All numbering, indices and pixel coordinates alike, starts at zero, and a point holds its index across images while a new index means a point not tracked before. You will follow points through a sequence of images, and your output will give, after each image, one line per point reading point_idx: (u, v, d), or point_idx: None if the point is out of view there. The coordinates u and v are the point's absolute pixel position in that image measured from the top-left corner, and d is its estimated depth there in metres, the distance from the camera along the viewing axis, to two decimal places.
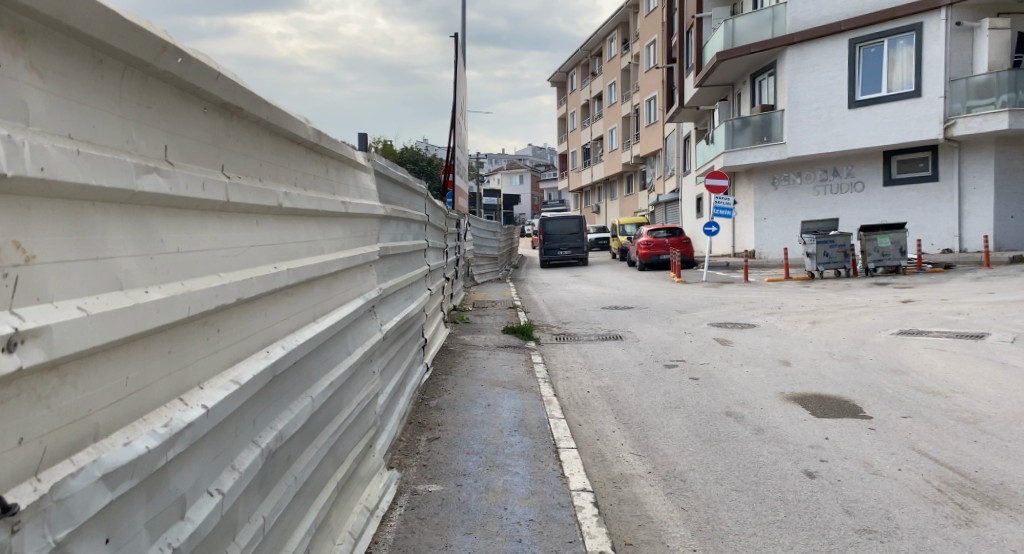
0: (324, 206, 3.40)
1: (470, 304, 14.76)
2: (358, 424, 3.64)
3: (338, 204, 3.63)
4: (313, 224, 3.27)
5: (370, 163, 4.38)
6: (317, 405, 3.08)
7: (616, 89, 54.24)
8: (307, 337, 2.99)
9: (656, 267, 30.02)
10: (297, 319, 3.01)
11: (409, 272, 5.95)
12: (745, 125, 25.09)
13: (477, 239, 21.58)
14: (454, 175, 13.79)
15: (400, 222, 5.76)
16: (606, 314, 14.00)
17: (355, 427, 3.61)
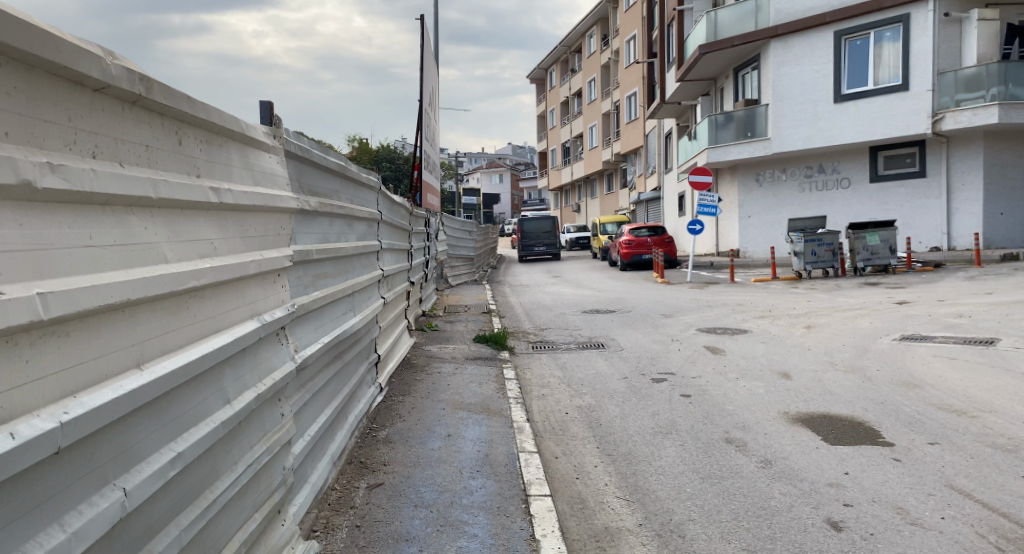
0: (158, 191, 2.46)
1: (442, 309, 13.86)
2: (235, 503, 2.77)
3: (195, 191, 2.70)
4: (127, 214, 2.33)
5: (272, 143, 3.43)
6: (137, 503, 2.21)
7: (596, 86, 53.48)
8: (108, 403, 2.10)
9: (639, 267, 29.25)
10: (92, 380, 2.12)
11: (348, 280, 5.01)
12: (728, 120, 24.33)
13: (453, 239, 20.71)
14: (423, 171, 12.87)
15: (337, 221, 4.81)
16: (586, 319, 13.12)
17: (231, 502, 2.77)
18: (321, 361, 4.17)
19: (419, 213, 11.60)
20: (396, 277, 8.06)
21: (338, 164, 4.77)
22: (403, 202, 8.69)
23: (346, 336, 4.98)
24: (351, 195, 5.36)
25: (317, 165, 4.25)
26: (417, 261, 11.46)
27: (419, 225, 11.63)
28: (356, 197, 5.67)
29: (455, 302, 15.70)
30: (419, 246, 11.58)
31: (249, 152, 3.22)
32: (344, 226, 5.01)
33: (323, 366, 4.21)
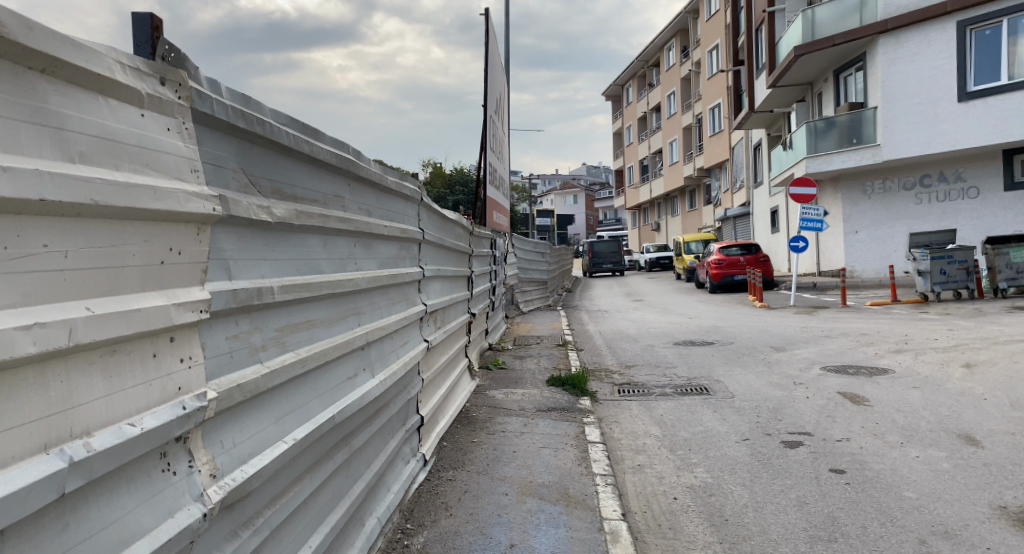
0: None
1: (514, 341, 12.33)
2: None
3: None
4: None
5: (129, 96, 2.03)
6: None
7: (675, 100, 51.60)
8: None
9: (728, 289, 27.14)
10: None
11: (360, 325, 3.47)
12: (830, 126, 23.45)
13: (524, 262, 19.17)
14: (493, 185, 11.48)
15: (340, 239, 3.27)
16: (683, 352, 11.42)
17: None
18: (290, 465, 2.67)
19: (485, 230, 10.11)
20: (449, 311, 6.43)
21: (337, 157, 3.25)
22: (458, 217, 7.07)
23: (361, 407, 3.44)
24: (370, 200, 3.79)
25: (293, 153, 2.83)
26: (481, 289, 9.87)
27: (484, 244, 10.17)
28: (386, 205, 4.11)
29: (526, 331, 14.14)
30: (483, 268, 10.08)
31: (51, 92, 1.82)
32: (353, 245, 3.48)
33: (296, 471, 2.72)
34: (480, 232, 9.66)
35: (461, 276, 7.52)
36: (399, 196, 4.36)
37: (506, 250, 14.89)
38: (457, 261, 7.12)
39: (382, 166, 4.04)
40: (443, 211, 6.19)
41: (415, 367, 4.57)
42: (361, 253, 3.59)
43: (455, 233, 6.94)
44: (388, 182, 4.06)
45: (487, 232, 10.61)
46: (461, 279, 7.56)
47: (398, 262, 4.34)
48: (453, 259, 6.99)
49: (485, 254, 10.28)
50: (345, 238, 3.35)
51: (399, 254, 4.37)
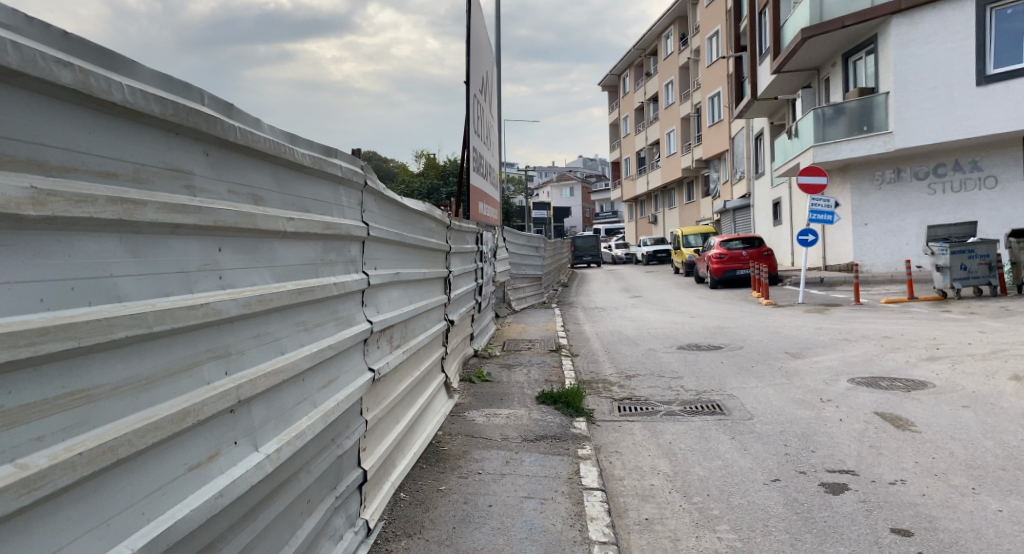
0: None
1: (503, 345, 11.25)
2: None
3: None
4: None
5: None
6: None
7: (673, 90, 50.55)
8: None
9: (729, 284, 26.12)
10: None
11: (206, 377, 2.41)
12: (839, 113, 22.80)
13: (517, 257, 18.11)
14: (480, 171, 10.43)
15: (145, 239, 2.18)
16: (690, 358, 10.35)
17: None
18: None
19: (467, 224, 9.03)
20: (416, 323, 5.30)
21: (133, 108, 2.12)
22: (426, 208, 5.93)
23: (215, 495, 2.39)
24: (238, 178, 2.66)
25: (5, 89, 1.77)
26: (464, 289, 8.79)
27: (467, 238, 9.11)
28: (285, 186, 2.99)
29: (517, 334, 13.05)
30: (466, 266, 8.99)
31: None
32: (192, 244, 2.39)
33: None
34: (462, 224, 8.56)
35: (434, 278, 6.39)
36: (312, 177, 3.21)
37: (495, 245, 13.79)
38: (427, 261, 5.99)
39: (274, 133, 2.91)
40: (406, 201, 5.08)
41: (346, 408, 3.45)
42: (211, 255, 2.49)
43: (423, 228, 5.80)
44: (285, 153, 2.92)
45: (471, 225, 9.51)
46: (433, 281, 6.44)
47: (315, 266, 3.19)
48: (423, 259, 5.87)
49: (468, 250, 9.19)
50: (162, 235, 2.26)
51: (317, 254, 3.22)
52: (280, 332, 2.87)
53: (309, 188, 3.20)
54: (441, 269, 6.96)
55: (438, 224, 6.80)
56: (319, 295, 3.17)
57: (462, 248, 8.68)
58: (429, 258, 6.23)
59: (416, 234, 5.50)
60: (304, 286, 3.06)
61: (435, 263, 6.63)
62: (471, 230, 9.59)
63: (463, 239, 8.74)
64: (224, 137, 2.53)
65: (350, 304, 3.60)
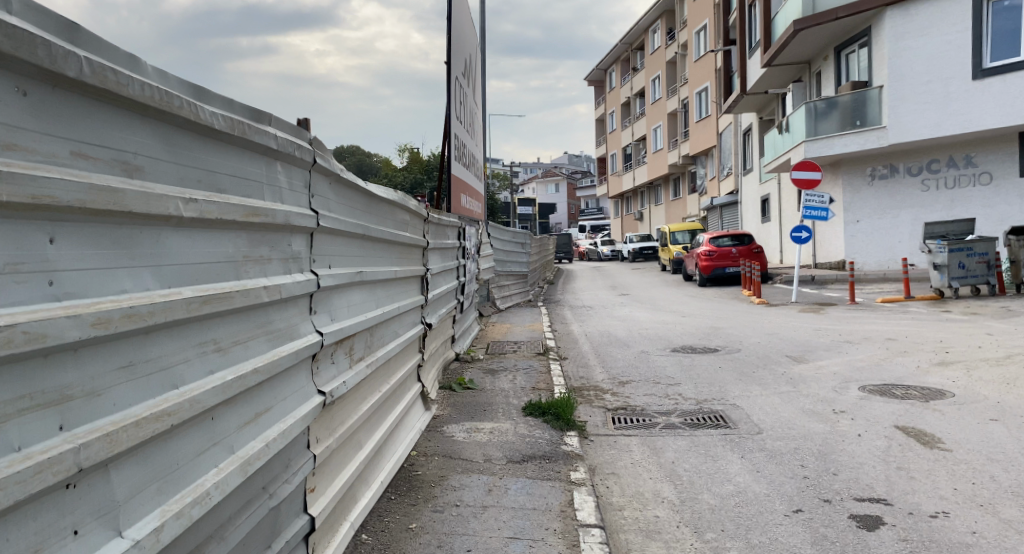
0: None
1: (486, 347, 10.57)
2: None
3: None
4: None
5: None
6: None
7: (660, 85, 50.00)
8: None
9: (719, 282, 25.56)
10: None
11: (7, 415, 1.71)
12: (831, 108, 22.23)
13: (501, 254, 17.41)
14: (463, 161, 9.74)
15: None
16: (685, 362, 9.69)
17: None
18: None
19: (446, 217, 8.32)
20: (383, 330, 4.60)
21: None
22: (399, 198, 5.23)
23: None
24: (89, 135, 1.98)
25: None
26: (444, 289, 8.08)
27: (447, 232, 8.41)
28: (174, 151, 2.29)
29: (501, 334, 12.39)
30: (446, 263, 8.27)
31: None
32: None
33: None
34: (441, 216, 7.83)
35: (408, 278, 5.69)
36: (223, 145, 2.52)
37: (479, 240, 13.11)
38: (399, 257, 5.29)
39: (162, 81, 2.23)
40: (375, 188, 4.39)
41: (284, 443, 2.78)
42: (36, 248, 1.82)
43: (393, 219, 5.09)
44: (174, 107, 2.24)
45: (451, 218, 8.78)
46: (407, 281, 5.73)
47: (229, 263, 2.52)
48: (396, 256, 5.18)
49: (448, 245, 8.49)
50: None
51: (232, 246, 2.54)
52: (164, 350, 2.19)
53: (221, 159, 2.53)
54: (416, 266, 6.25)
55: (412, 217, 6.08)
56: (236, 301, 2.49)
57: (442, 244, 7.96)
58: (402, 253, 5.51)
59: (387, 228, 4.81)
60: (208, 288, 2.39)
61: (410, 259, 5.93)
62: (452, 224, 8.89)
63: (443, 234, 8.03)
64: (51, 68, 1.82)
65: (290, 308, 2.92)
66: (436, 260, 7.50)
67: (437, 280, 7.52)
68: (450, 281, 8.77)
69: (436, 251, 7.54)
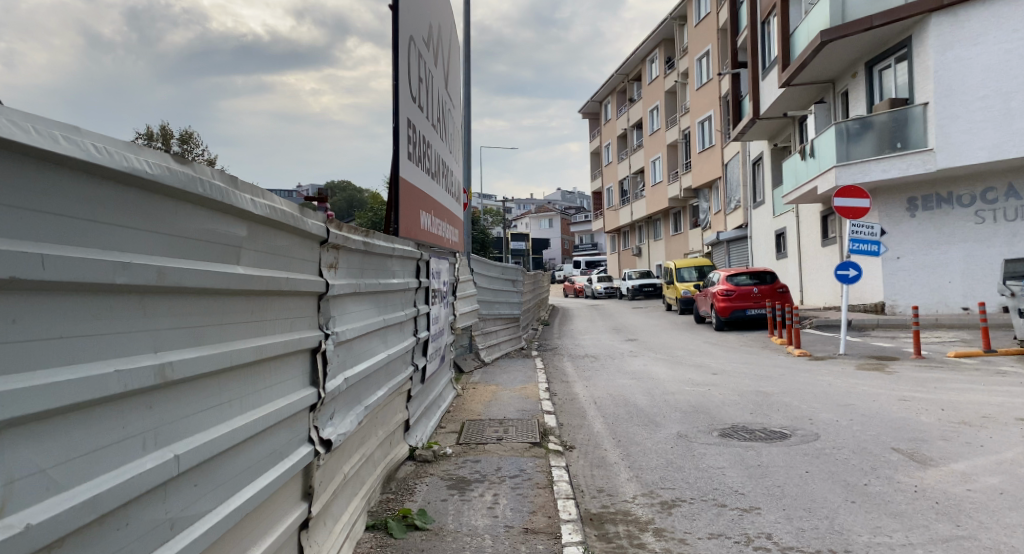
0: None
1: (461, 431, 7.46)
2: None
3: None
4: None
5: None
6: None
7: (658, 116, 47.40)
8: None
9: (737, 326, 22.63)
10: None
11: None
12: (866, 128, 19.29)
13: (487, 295, 14.39)
14: (424, 166, 6.70)
15: None
16: (745, 459, 6.64)
17: None
18: None
19: (386, 244, 5.12)
20: None
21: None
22: (171, 173, 2.47)
23: None
24: None
25: None
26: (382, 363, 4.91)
27: (387, 265, 5.22)
28: None
29: (484, 405, 9.36)
30: (382, 317, 5.07)
31: None
32: None
33: None
34: (370, 241, 4.64)
35: (233, 363, 2.82)
36: None
37: (453, 277, 10.03)
38: (161, 323, 2.45)
39: None
40: None
41: None
42: None
43: (132, 225, 2.33)
44: None
45: (395, 244, 5.60)
46: (233, 368, 2.84)
47: None
48: (148, 314, 2.38)
49: (390, 287, 5.30)
50: None
51: None
52: None
53: None
54: (286, 334, 3.29)
55: (262, 226, 3.12)
56: None
57: (375, 285, 4.76)
58: (198, 311, 2.66)
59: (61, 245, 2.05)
60: None
61: (254, 319, 3.03)
62: (399, 255, 5.73)
63: (376, 272, 4.84)
64: None
65: None
66: (356, 311, 4.31)
67: (359, 346, 4.37)
68: (395, 343, 5.60)
69: (358, 298, 4.37)
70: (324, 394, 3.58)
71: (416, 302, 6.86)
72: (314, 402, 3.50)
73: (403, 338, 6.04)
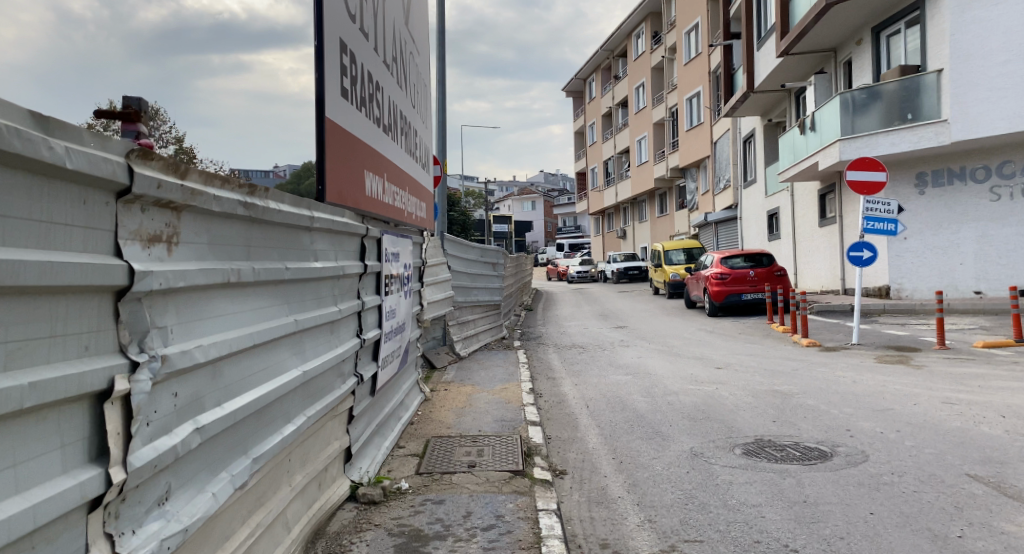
0: None
1: (423, 455, 6.09)
2: None
3: None
4: None
5: None
6: None
7: (645, 93, 45.88)
8: None
9: (732, 311, 21.31)
10: None
11: None
12: (871, 98, 17.91)
13: (463, 281, 12.90)
14: (370, 115, 5.16)
15: None
16: (784, 493, 5.20)
17: None
18: None
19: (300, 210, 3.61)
20: None
21: None
22: None
23: None
24: None
25: None
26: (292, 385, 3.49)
27: (303, 242, 3.71)
28: None
29: (455, 413, 7.89)
30: (297, 318, 3.60)
31: None
32: None
33: None
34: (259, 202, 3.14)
35: None
36: None
37: (420, 259, 8.54)
38: None
39: None
40: None
41: None
42: None
43: None
44: None
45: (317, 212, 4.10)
46: None
47: None
48: None
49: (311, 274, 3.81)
50: None
51: None
52: None
53: None
54: None
55: None
56: None
57: (274, 269, 3.28)
58: None
59: None
60: None
61: None
62: (324, 229, 4.22)
63: (276, 247, 3.36)
64: None
65: None
66: (224, 310, 2.83)
67: (239, 369, 2.93)
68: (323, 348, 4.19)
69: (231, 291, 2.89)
70: (126, 475, 2.25)
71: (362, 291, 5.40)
72: (96, 492, 2.15)
73: (338, 339, 4.59)
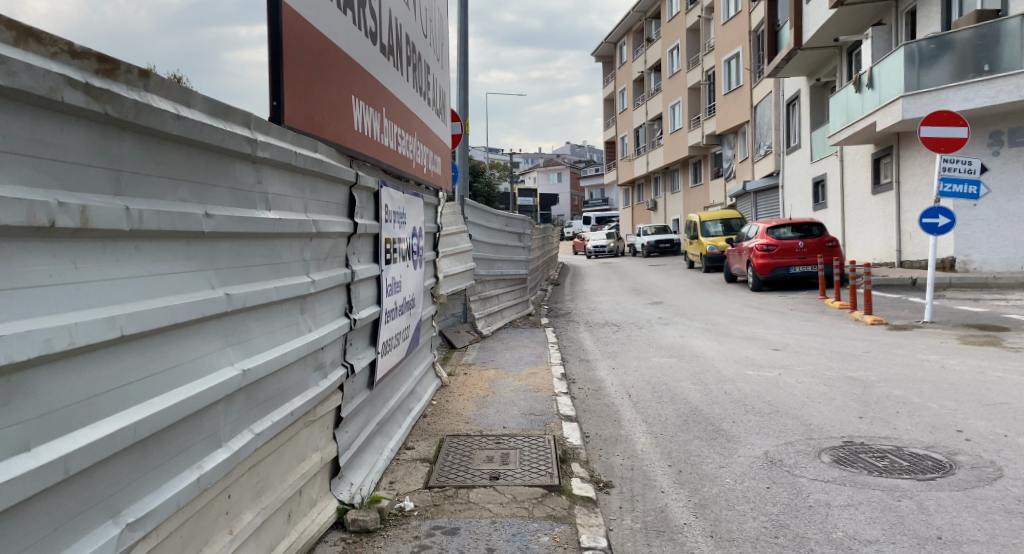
0: None
1: (435, 460, 5.00)
2: None
3: None
4: None
5: None
6: None
7: (680, 56, 44.07)
8: None
9: (776, 286, 19.92)
10: None
11: None
12: (941, 49, 16.29)
13: (487, 250, 11.70)
14: (358, 27, 4.05)
15: None
16: (909, 524, 3.94)
17: None
18: None
19: (212, 130, 2.54)
20: None
21: None
22: None
23: None
24: None
25: None
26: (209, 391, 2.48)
27: (226, 180, 2.67)
28: None
29: (476, 403, 6.70)
30: (220, 293, 2.58)
31: None
32: None
33: None
34: (103, 104, 2.07)
35: None
36: None
37: (436, 224, 7.36)
38: None
39: None
40: None
41: None
42: None
43: None
44: None
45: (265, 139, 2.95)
46: None
47: None
48: None
49: (245, 227, 2.74)
50: None
51: None
52: None
53: None
54: None
55: None
56: None
57: (153, 215, 2.25)
58: None
59: None
60: None
61: None
62: (276, 166, 3.07)
63: (155, 179, 2.32)
64: None
65: None
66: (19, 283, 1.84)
67: (59, 388, 1.95)
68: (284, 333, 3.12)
69: (32, 248, 1.88)
70: None
71: (355, 258, 4.21)
72: None
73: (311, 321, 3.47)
